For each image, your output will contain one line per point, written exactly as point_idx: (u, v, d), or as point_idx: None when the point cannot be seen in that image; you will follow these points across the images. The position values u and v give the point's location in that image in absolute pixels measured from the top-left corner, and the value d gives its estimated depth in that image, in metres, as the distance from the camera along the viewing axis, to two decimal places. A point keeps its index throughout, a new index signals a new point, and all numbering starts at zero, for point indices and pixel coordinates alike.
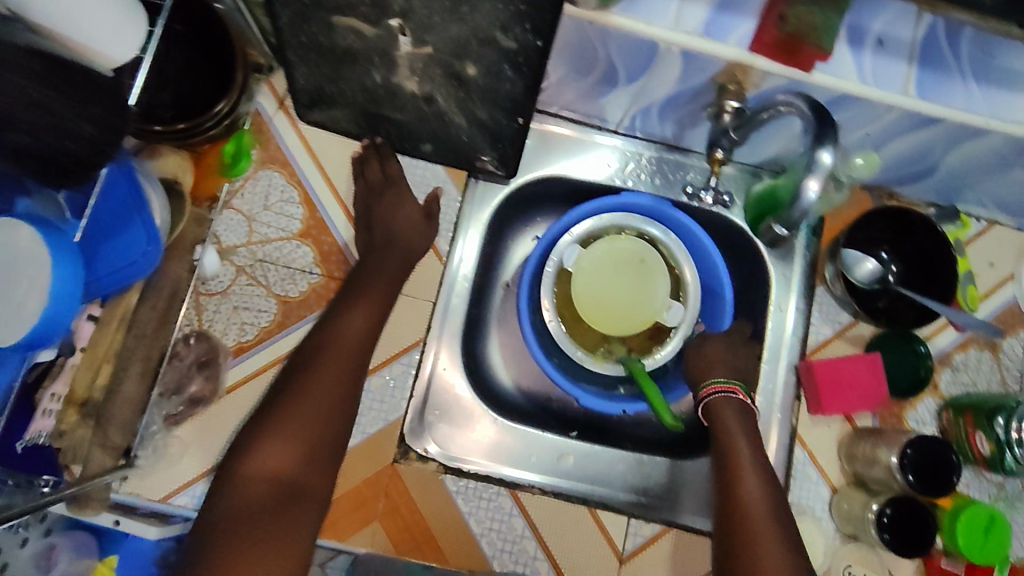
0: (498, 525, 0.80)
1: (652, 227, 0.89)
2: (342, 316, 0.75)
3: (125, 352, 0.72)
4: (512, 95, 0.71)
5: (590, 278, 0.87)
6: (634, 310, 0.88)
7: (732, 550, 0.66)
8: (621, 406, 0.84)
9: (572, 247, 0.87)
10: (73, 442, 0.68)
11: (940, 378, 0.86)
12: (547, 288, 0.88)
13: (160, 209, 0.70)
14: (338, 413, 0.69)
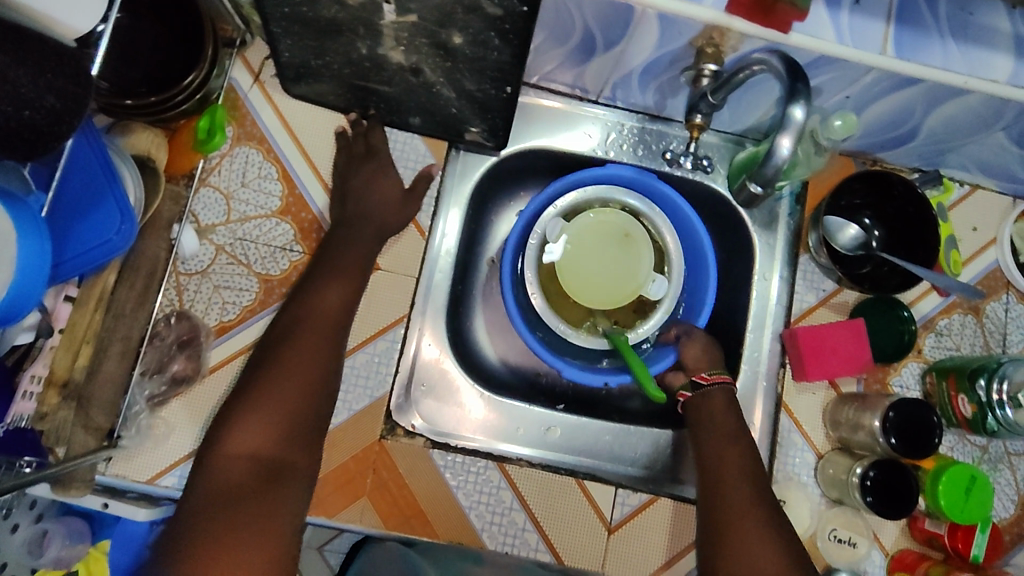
0: (486, 498, 0.80)
1: (635, 198, 0.88)
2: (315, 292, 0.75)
3: (105, 333, 0.71)
4: (500, 64, 0.71)
5: (573, 250, 0.87)
6: (617, 283, 0.87)
7: (714, 518, 0.68)
8: (604, 378, 0.84)
9: (555, 221, 0.86)
10: (55, 425, 0.67)
11: (924, 343, 0.87)
12: (530, 263, 0.86)
13: (134, 186, 0.70)
14: (313, 390, 0.69)
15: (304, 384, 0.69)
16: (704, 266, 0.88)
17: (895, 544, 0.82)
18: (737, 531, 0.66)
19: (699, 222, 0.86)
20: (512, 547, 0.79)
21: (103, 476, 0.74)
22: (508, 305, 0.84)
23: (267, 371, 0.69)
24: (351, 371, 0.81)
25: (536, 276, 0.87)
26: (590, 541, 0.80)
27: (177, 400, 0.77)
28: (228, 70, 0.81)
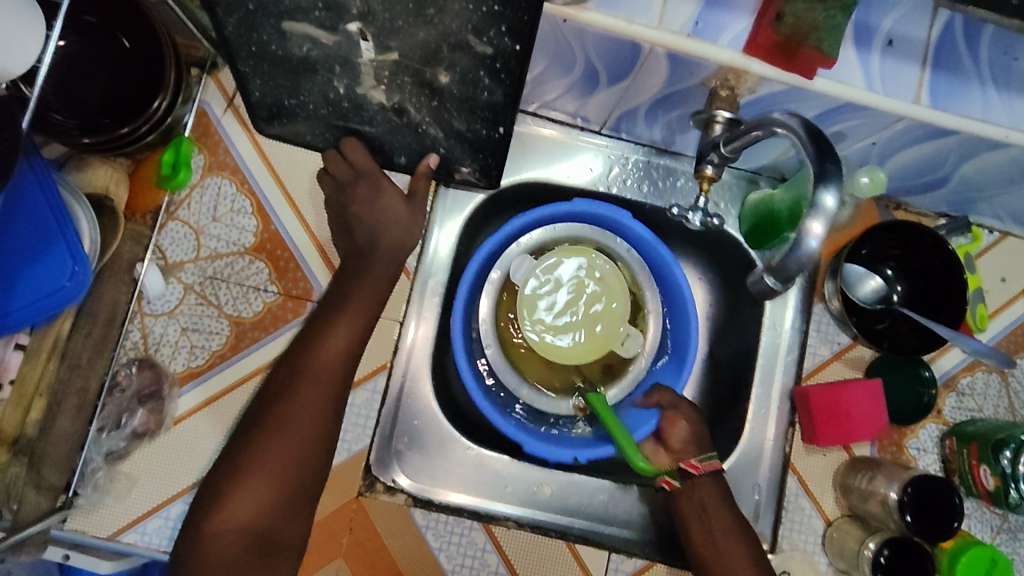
0: (470, 562, 0.76)
1: (617, 245, 0.84)
2: (320, 337, 0.67)
3: (60, 386, 0.66)
4: (492, 106, 0.65)
5: (537, 297, 0.83)
6: (589, 338, 0.83)
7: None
8: (572, 453, 0.79)
9: (520, 257, 0.83)
10: (5, 482, 0.63)
11: (944, 404, 0.81)
12: (486, 300, 0.83)
13: (91, 230, 0.64)
14: (314, 454, 0.64)
15: (306, 446, 0.63)
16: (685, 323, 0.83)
17: None
18: None
19: (687, 283, 0.81)
20: None
21: (59, 530, 0.69)
22: (455, 349, 0.78)
23: (267, 434, 0.63)
24: None
25: (491, 320, 0.83)
26: None
27: (140, 453, 0.71)
28: (199, 93, 0.74)
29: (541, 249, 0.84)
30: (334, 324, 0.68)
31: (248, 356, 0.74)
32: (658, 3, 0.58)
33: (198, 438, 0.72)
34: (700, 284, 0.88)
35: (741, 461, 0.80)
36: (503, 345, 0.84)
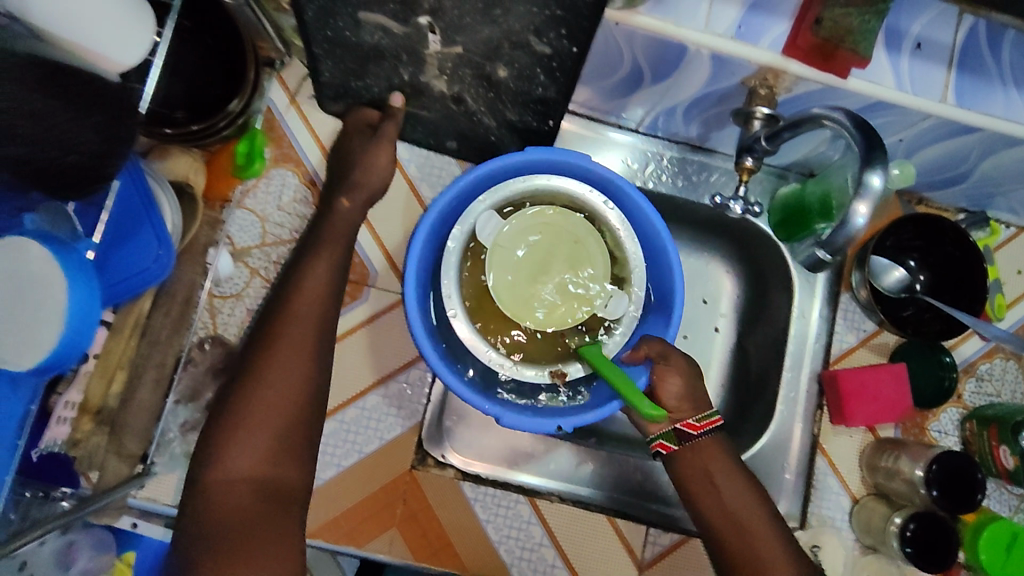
0: (516, 534, 0.80)
1: (592, 199, 0.73)
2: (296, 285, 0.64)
3: (139, 360, 0.71)
4: (544, 99, 0.71)
5: (507, 259, 0.72)
6: (565, 303, 0.72)
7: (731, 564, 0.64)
8: (557, 423, 0.68)
9: (486, 214, 0.71)
10: (88, 450, 0.67)
11: (964, 388, 0.85)
12: (449, 270, 0.71)
13: (172, 215, 0.69)
14: (312, 395, 0.62)
15: (303, 389, 0.61)
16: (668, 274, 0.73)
17: None
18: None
19: (673, 241, 0.71)
20: None
21: (133, 498, 0.73)
22: (411, 322, 0.67)
23: (256, 385, 0.60)
24: (384, 400, 0.80)
25: (455, 287, 0.72)
26: None
27: None
28: (266, 90, 0.80)
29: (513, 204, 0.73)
30: (312, 270, 0.65)
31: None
32: (705, 9, 0.63)
33: None
34: (731, 275, 0.93)
35: (772, 442, 0.84)
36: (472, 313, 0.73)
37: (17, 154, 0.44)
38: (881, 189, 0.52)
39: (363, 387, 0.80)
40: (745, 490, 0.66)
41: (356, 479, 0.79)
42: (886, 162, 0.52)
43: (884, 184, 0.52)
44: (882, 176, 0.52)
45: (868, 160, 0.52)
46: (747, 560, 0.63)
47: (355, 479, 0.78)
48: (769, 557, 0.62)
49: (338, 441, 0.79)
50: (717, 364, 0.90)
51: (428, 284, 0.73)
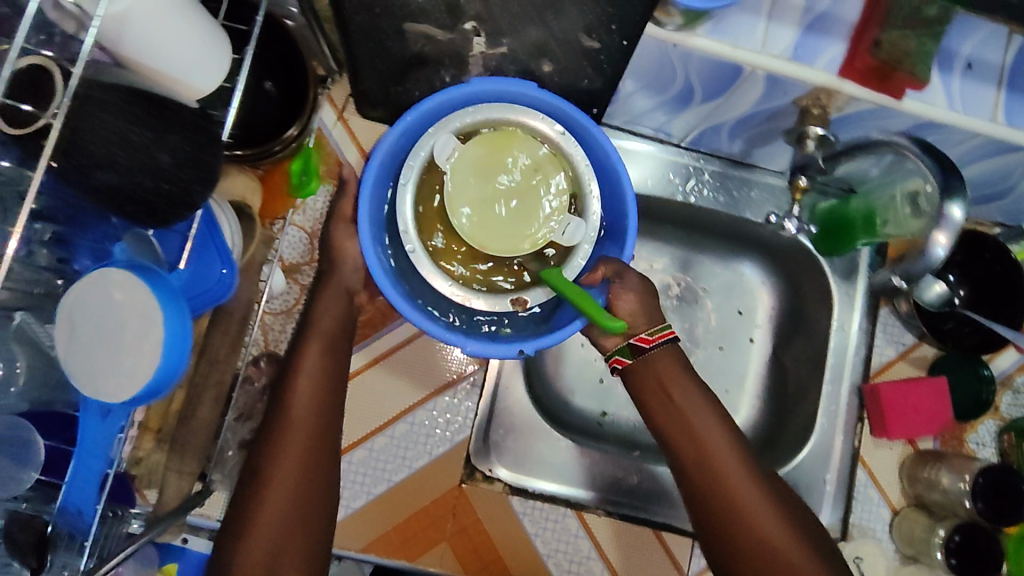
0: (565, 547, 0.81)
1: (543, 124, 0.70)
2: (292, 374, 0.65)
3: (197, 382, 0.70)
4: (588, 91, 0.73)
5: (467, 188, 0.68)
6: (524, 227, 0.69)
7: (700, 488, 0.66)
8: (517, 347, 0.66)
9: (442, 141, 0.68)
10: (148, 469, 0.69)
11: (1000, 401, 0.86)
12: (406, 201, 0.69)
13: (231, 235, 0.68)
14: (315, 475, 0.62)
15: (301, 488, 0.60)
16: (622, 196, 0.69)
17: None
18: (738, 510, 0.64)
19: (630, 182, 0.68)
20: None
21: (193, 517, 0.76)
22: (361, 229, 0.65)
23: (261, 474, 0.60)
24: (432, 415, 0.81)
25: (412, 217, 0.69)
26: None
27: None
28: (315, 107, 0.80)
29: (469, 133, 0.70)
30: (302, 359, 0.65)
31: (372, 345, 0.81)
32: (761, 31, 0.64)
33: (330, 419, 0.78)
34: (767, 289, 0.96)
35: (813, 453, 0.85)
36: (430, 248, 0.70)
37: (105, 180, 0.46)
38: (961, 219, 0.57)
39: (411, 402, 0.81)
40: (718, 432, 0.67)
41: (406, 494, 0.79)
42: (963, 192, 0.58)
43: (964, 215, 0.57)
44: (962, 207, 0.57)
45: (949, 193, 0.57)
46: (720, 492, 0.64)
47: (404, 494, 0.79)
48: (737, 487, 0.64)
49: (389, 457, 0.79)
50: (751, 375, 0.94)
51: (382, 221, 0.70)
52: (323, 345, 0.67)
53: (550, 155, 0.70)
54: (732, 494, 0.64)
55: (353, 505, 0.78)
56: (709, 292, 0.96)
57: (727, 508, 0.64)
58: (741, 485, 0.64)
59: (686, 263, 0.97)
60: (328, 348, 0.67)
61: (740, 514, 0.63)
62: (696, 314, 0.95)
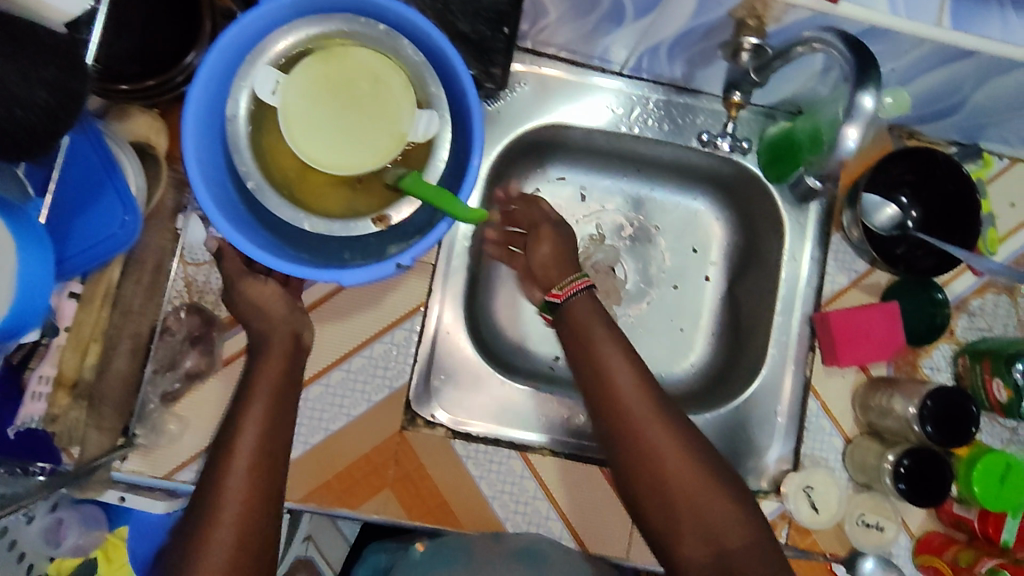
0: (509, 488, 0.80)
1: (364, 29, 0.67)
2: (229, 448, 0.60)
3: (113, 331, 0.68)
4: (497, 12, 0.73)
5: (295, 116, 0.65)
6: (374, 134, 0.65)
7: (614, 433, 0.65)
8: (393, 261, 0.65)
9: (266, 73, 0.65)
10: (67, 425, 0.65)
11: (956, 324, 0.84)
12: (242, 132, 0.67)
13: (136, 177, 0.66)
14: (249, 551, 0.57)
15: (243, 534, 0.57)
16: (462, 94, 0.68)
17: (920, 527, 0.81)
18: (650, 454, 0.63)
19: (465, 68, 0.66)
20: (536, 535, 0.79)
21: (118, 472, 0.73)
22: (189, 172, 0.63)
23: (193, 557, 0.55)
24: (368, 361, 0.79)
25: (254, 150, 0.67)
26: (613, 530, 0.81)
27: (193, 393, 0.75)
28: None
29: (290, 63, 0.67)
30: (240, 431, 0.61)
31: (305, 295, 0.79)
32: None
33: None
34: (721, 225, 0.95)
35: (760, 388, 0.84)
36: (277, 181, 0.68)
37: None
38: (870, 110, 0.58)
39: (347, 349, 0.79)
40: (636, 386, 0.65)
41: (345, 443, 0.78)
42: (883, 90, 0.59)
43: (874, 107, 0.59)
44: (873, 98, 0.58)
45: (860, 85, 0.58)
46: (629, 437, 0.64)
47: (345, 444, 0.77)
48: (647, 430, 0.63)
49: (326, 405, 0.77)
50: (706, 311, 0.94)
51: (232, 152, 0.67)
52: (262, 414, 0.62)
53: (376, 60, 0.66)
54: (640, 437, 0.64)
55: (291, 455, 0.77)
56: (661, 231, 0.96)
57: (637, 454, 0.63)
58: (649, 426, 0.64)
59: (637, 203, 0.96)
60: (273, 408, 0.63)
61: (644, 450, 0.63)
62: (649, 253, 0.95)
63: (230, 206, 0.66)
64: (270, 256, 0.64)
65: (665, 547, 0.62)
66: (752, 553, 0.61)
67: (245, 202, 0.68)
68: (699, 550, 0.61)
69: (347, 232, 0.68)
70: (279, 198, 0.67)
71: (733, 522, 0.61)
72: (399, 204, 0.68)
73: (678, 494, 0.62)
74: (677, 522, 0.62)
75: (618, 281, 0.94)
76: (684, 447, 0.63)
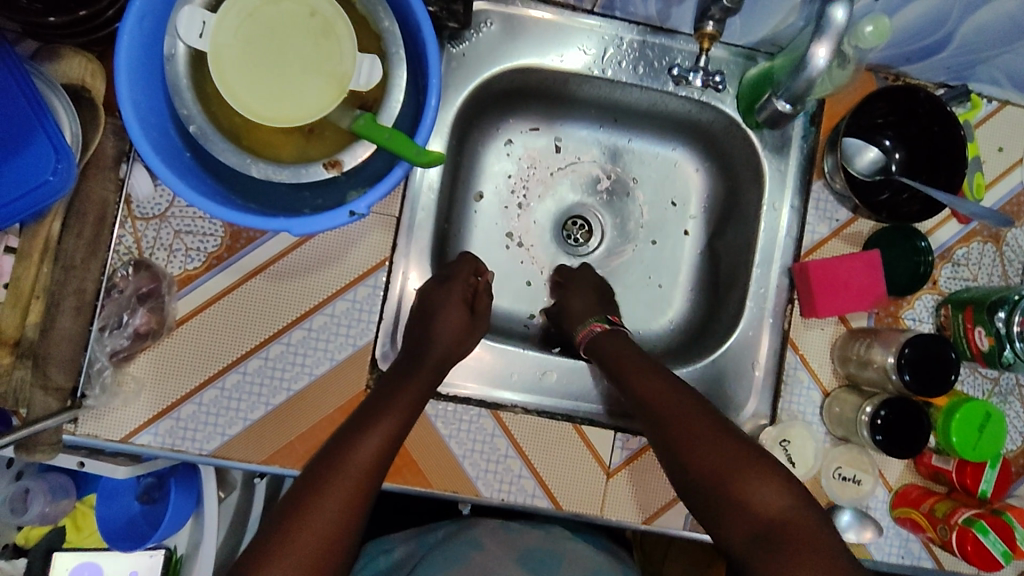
0: (481, 447, 0.77)
1: None
2: (394, 390, 0.71)
3: (55, 287, 0.65)
4: None
5: (229, 61, 0.61)
6: (313, 78, 0.62)
7: (648, 413, 0.72)
8: (347, 208, 0.62)
9: (193, 14, 0.61)
10: (13, 385, 0.64)
11: (939, 274, 0.82)
12: (177, 74, 0.63)
13: (70, 121, 0.63)
14: (387, 458, 0.68)
15: (387, 446, 0.68)
16: (418, 31, 0.64)
17: (899, 480, 0.79)
18: (668, 427, 0.71)
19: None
20: (508, 493, 0.77)
21: (72, 436, 0.70)
22: (123, 108, 0.58)
23: (351, 444, 0.67)
24: (331, 320, 0.74)
25: (196, 96, 0.64)
26: (589, 488, 0.78)
27: (145, 355, 0.71)
28: None
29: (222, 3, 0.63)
30: (371, 432, 0.68)
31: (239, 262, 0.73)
32: None
33: (208, 335, 0.72)
34: (700, 176, 0.92)
35: (738, 343, 0.82)
36: (220, 127, 0.65)
37: None
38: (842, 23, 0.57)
39: (308, 307, 0.74)
40: (670, 393, 0.72)
41: (306, 404, 0.74)
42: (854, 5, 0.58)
43: (846, 21, 0.57)
44: (846, 12, 0.57)
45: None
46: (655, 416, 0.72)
47: (309, 406, 0.73)
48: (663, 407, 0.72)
49: (286, 365, 0.73)
50: (685, 268, 0.92)
51: (173, 97, 0.63)
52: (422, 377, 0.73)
53: None
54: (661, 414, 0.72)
55: (253, 417, 0.73)
56: (639, 183, 0.93)
57: (677, 444, 0.70)
58: (677, 417, 0.70)
59: (615, 154, 0.93)
60: (425, 367, 0.74)
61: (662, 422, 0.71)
62: (627, 206, 0.92)
63: (176, 153, 0.63)
64: (222, 208, 0.61)
65: (723, 527, 0.66)
66: (796, 525, 0.63)
67: (191, 150, 0.65)
68: (744, 524, 0.65)
69: (297, 179, 0.65)
70: (224, 141, 0.64)
71: (769, 495, 0.65)
72: (351, 148, 0.65)
73: (716, 478, 0.67)
74: (719, 504, 0.66)
75: (594, 230, 0.93)
76: (719, 434, 0.69)
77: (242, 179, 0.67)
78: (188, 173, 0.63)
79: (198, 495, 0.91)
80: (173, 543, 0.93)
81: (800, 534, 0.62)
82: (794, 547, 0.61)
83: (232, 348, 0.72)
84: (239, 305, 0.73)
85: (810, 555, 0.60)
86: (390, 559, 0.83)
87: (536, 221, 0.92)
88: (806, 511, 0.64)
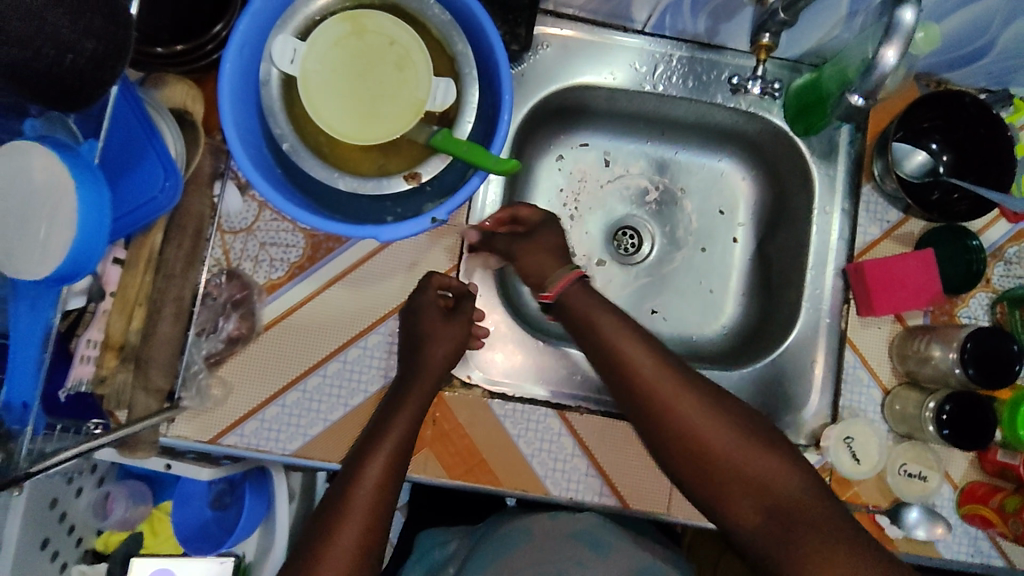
0: (549, 446, 0.79)
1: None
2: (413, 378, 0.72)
3: (157, 294, 0.70)
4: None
5: (319, 87, 0.67)
6: (395, 100, 0.68)
7: (629, 390, 0.67)
8: (429, 215, 0.66)
9: (287, 43, 0.67)
10: (116, 387, 0.69)
11: (992, 272, 0.83)
12: (270, 98, 0.69)
13: (174, 142, 0.68)
14: (403, 455, 0.67)
15: (405, 441, 0.68)
16: (490, 52, 0.69)
17: (964, 477, 0.80)
18: (651, 401, 0.66)
19: (487, 19, 0.67)
20: (576, 492, 0.79)
21: (165, 438, 0.74)
22: (226, 129, 0.63)
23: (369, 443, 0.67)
24: None
25: (288, 118, 0.69)
26: (655, 487, 0.79)
27: (235, 358, 0.75)
28: None
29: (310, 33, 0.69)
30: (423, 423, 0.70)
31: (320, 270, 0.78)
32: None
33: (292, 340, 0.76)
34: (746, 185, 0.95)
35: (798, 342, 0.84)
36: (309, 144, 0.70)
37: (12, 57, 0.44)
38: (911, 24, 0.57)
39: (381, 313, 0.78)
40: (648, 357, 0.67)
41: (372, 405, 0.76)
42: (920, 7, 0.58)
43: (916, 21, 0.57)
44: (915, 14, 0.57)
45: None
46: (638, 396, 0.67)
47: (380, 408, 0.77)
48: (645, 379, 0.66)
49: (362, 367, 0.77)
50: (736, 272, 0.95)
51: (268, 119, 0.68)
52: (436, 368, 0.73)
53: (393, 22, 0.68)
54: (651, 390, 0.66)
55: (332, 418, 0.76)
56: (687, 193, 0.96)
57: (665, 427, 0.66)
58: (664, 392, 0.66)
59: (662, 165, 0.97)
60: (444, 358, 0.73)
61: (646, 397, 0.66)
62: (675, 215, 0.96)
63: (268, 168, 0.68)
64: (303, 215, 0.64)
65: (722, 507, 0.65)
66: (809, 503, 0.62)
67: (281, 165, 0.70)
68: (749, 502, 0.63)
69: (381, 190, 0.69)
70: (313, 158, 0.69)
71: (774, 470, 0.64)
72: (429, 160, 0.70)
73: (715, 453, 0.64)
74: (725, 480, 0.64)
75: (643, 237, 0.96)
76: (704, 406, 0.66)
77: (325, 193, 0.71)
78: (278, 185, 0.67)
79: (270, 497, 0.95)
80: (241, 550, 0.96)
81: (809, 508, 0.62)
82: (804, 525, 0.61)
83: (314, 351, 0.76)
84: (317, 311, 0.77)
85: (819, 533, 0.60)
86: (444, 551, 0.85)
87: (589, 231, 0.95)
88: (809, 483, 0.64)
